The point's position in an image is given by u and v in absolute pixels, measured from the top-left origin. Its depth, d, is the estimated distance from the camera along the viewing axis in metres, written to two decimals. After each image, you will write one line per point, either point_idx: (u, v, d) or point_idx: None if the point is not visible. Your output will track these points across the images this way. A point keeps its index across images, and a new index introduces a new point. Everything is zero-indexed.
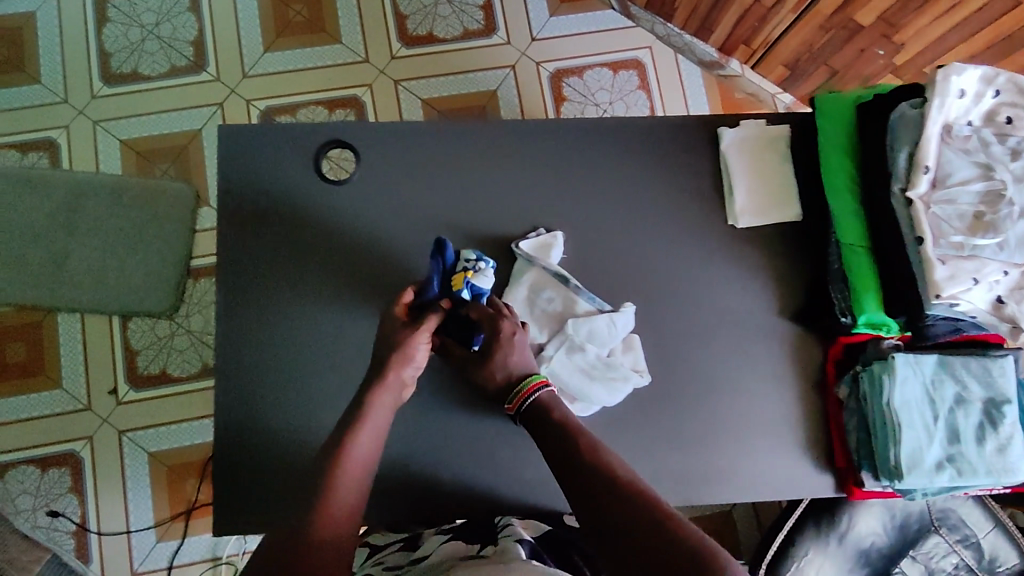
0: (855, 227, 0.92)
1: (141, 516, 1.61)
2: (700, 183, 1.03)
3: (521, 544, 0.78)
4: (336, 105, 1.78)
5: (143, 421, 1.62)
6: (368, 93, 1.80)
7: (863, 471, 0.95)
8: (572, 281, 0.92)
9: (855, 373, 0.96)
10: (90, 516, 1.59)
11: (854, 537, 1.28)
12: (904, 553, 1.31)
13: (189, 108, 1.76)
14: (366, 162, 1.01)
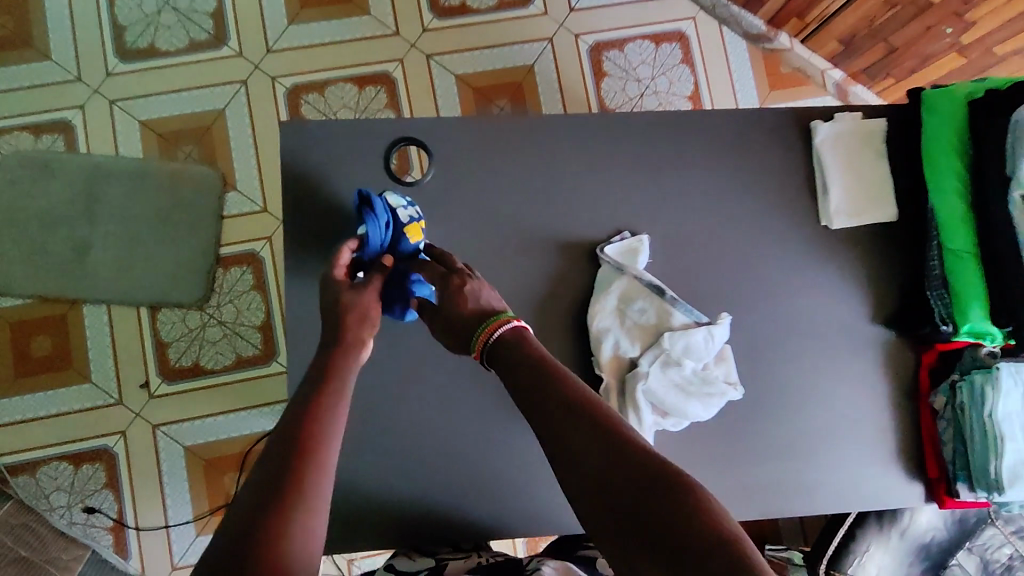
0: (963, 233, 0.88)
1: (181, 510, 1.47)
2: (790, 183, 0.99)
3: None
4: (366, 82, 1.64)
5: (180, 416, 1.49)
6: (400, 68, 1.66)
7: (957, 482, 0.91)
8: (669, 293, 0.88)
9: (952, 382, 0.92)
10: (127, 512, 1.46)
11: (915, 533, 1.24)
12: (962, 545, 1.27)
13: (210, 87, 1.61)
14: (441, 162, 0.94)
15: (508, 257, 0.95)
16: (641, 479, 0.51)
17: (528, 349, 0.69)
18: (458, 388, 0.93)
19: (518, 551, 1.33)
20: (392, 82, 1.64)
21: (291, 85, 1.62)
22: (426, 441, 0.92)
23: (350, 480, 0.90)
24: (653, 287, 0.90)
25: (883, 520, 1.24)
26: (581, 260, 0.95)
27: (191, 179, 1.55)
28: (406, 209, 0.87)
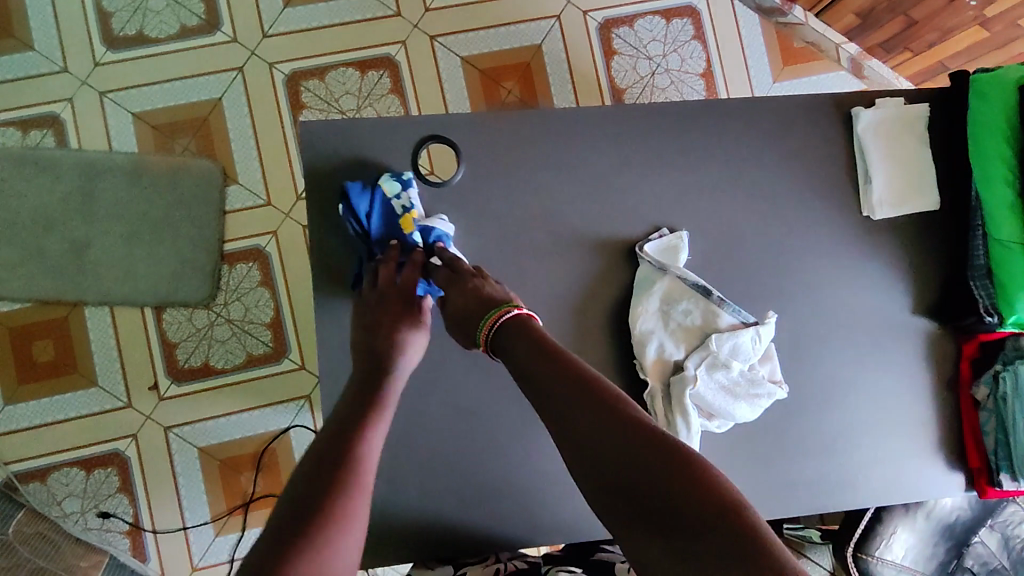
0: (1012, 222, 0.85)
1: (198, 511, 1.44)
2: (827, 171, 0.96)
3: None
4: (367, 66, 1.57)
5: (191, 417, 1.45)
6: (402, 51, 1.59)
7: (999, 472, 0.90)
8: (717, 294, 0.85)
9: (995, 372, 0.90)
10: (143, 516, 1.43)
11: (940, 513, 1.23)
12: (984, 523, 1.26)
13: (205, 75, 1.53)
14: (470, 160, 0.90)
15: (542, 258, 0.91)
16: (649, 462, 0.52)
17: (527, 330, 0.69)
18: (493, 394, 0.90)
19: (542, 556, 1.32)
20: (395, 66, 1.57)
21: (289, 72, 1.55)
22: (462, 448, 0.89)
23: (387, 492, 0.87)
24: (698, 288, 0.87)
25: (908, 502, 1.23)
26: (616, 258, 0.93)
27: (190, 173, 1.49)
28: (399, 197, 0.85)
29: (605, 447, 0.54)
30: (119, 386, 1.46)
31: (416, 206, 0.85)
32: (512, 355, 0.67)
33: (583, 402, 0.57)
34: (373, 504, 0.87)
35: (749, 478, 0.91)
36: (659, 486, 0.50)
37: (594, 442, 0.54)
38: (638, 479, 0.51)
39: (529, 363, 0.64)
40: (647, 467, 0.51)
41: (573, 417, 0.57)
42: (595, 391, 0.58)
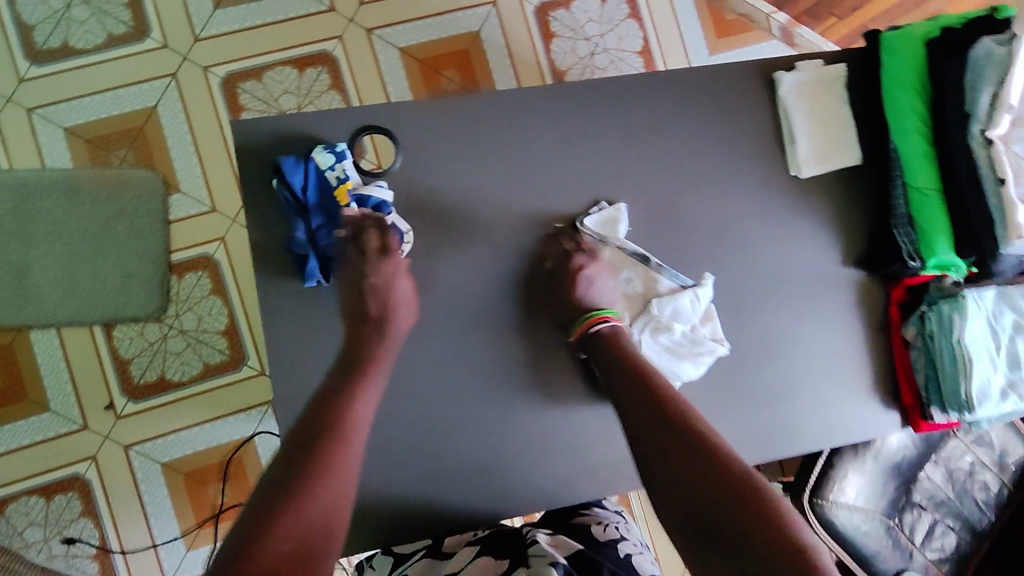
0: (929, 170, 0.90)
1: (166, 527, 1.42)
2: (757, 134, 0.98)
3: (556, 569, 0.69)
4: (304, 63, 1.56)
5: (152, 433, 1.42)
6: (339, 46, 1.58)
7: (931, 407, 0.96)
8: (654, 261, 0.91)
9: (921, 313, 0.96)
10: (110, 537, 1.40)
11: (887, 454, 1.33)
12: (927, 458, 1.37)
13: (138, 84, 1.50)
14: (406, 147, 0.90)
15: (485, 238, 0.92)
16: (708, 473, 0.65)
17: (624, 359, 0.82)
18: (448, 376, 0.90)
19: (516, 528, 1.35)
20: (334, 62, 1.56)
21: (225, 74, 1.53)
22: (420, 433, 0.89)
23: None
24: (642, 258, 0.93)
25: (858, 447, 1.32)
26: (559, 233, 0.94)
27: (129, 185, 1.45)
28: (333, 170, 0.83)
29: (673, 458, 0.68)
30: (73, 408, 1.42)
31: (352, 176, 0.84)
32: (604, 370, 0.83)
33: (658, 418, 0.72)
34: None
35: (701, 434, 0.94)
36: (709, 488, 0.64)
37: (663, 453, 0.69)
38: (695, 491, 0.64)
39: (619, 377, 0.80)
40: (704, 475, 0.65)
41: (652, 426, 0.72)
42: (668, 409, 0.73)
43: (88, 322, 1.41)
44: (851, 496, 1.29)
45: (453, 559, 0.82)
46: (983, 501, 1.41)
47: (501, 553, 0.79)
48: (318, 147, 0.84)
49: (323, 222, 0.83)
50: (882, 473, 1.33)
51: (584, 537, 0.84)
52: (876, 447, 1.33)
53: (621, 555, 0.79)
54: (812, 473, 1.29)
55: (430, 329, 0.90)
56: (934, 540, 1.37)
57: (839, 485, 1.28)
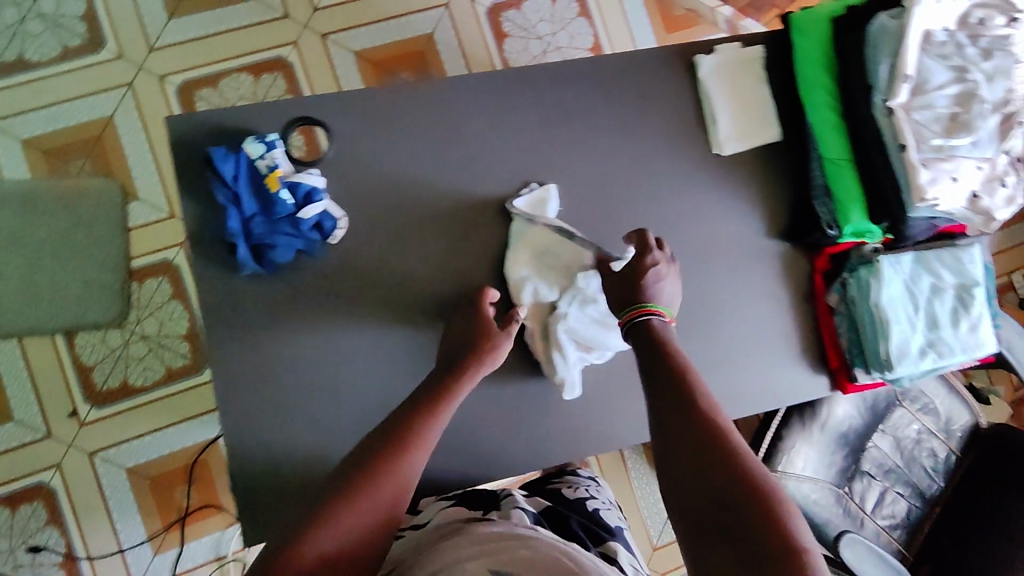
0: (839, 143, 0.94)
1: (133, 531, 1.43)
2: (681, 115, 1.03)
3: (523, 510, 0.79)
4: (260, 69, 1.59)
5: (117, 438, 1.43)
6: (294, 51, 1.62)
7: (855, 369, 1.01)
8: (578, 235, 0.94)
9: (843, 281, 1.01)
10: (77, 543, 1.41)
11: (834, 424, 1.38)
12: (875, 428, 1.43)
13: (96, 93, 1.52)
14: (339, 137, 0.93)
15: (420, 222, 0.96)
16: (724, 488, 0.59)
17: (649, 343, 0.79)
18: (388, 356, 0.93)
19: None
20: (289, 67, 1.59)
21: (182, 82, 1.56)
22: (362, 412, 0.92)
23: (294, 462, 0.90)
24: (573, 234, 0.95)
25: (805, 418, 1.38)
26: (491, 215, 0.98)
27: (88, 194, 1.47)
28: (264, 158, 0.86)
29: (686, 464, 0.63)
30: (36, 417, 1.43)
31: (281, 165, 0.86)
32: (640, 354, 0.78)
33: (684, 414, 0.68)
34: (282, 476, 0.90)
35: (633, 400, 1.00)
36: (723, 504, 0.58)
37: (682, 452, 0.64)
38: (706, 485, 0.60)
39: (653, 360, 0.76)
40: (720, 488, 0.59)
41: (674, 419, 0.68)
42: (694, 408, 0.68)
43: (49, 331, 1.42)
44: (799, 467, 1.35)
45: (426, 510, 0.84)
46: (931, 468, 1.47)
47: (476, 505, 0.82)
48: (249, 138, 0.87)
49: (254, 210, 0.86)
50: (829, 443, 1.38)
51: (553, 494, 0.92)
52: (822, 418, 1.39)
53: (589, 508, 0.89)
54: (762, 446, 1.35)
55: (368, 311, 0.93)
56: (885, 508, 1.43)
57: (788, 456, 1.34)
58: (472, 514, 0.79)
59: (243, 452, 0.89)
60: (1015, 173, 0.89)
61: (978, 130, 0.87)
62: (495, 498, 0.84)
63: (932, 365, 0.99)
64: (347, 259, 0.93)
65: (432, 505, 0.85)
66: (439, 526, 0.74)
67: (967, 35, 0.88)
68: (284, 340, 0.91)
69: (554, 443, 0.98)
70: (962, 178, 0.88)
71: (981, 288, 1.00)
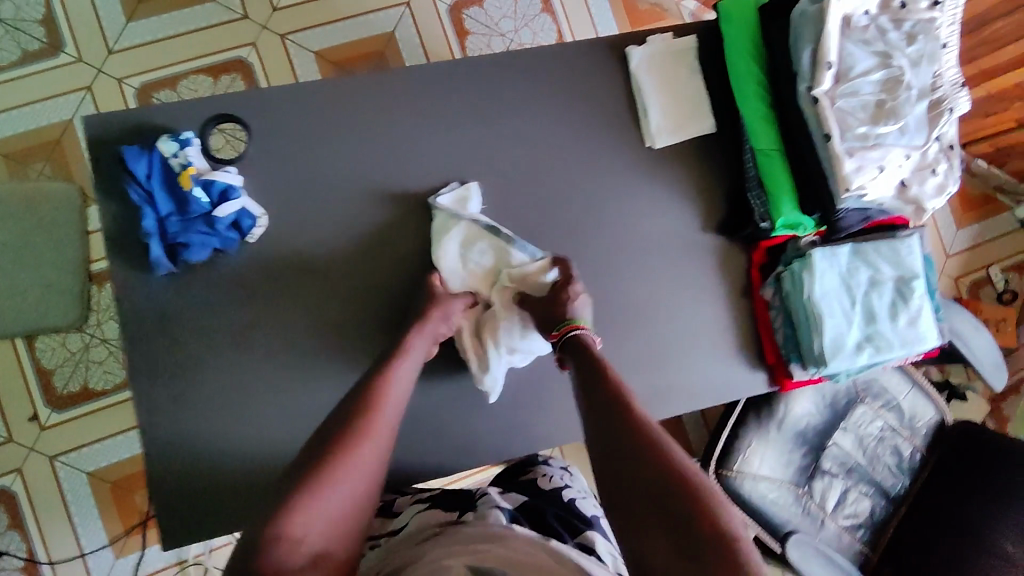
0: (769, 134, 0.91)
1: (95, 535, 1.42)
2: (614, 107, 1.01)
3: (499, 510, 0.78)
4: (219, 71, 1.59)
5: (78, 441, 1.43)
6: (254, 52, 1.61)
7: (791, 364, 0.99)
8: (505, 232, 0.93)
9: (778, 275, 0.99)
10: (38, 547, 1.41)
11: (792, 422, 1.35)
12: (836, 426, 1.40)
13: (57, 96, 1.52)
14: (259, 134, 0.92)
15: (345, 219, 0.95)
16: (677, 502, 0.60)
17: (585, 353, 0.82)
18: (312, 355, 0.93)
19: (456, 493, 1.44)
20: (249, 68, 1.59)
21: (140, 85, 1.56)
22: (286, 413, 0.91)
23: (217, 465, 0.89)
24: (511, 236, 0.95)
25: (761, 416, 1.34)
26: (419, 211, 0.97)
27: (48, 198, 1.43)
28: (178, 156, 0.85)
29: (634, 486, 0.63)
30: None
31: (195, 162, 0.86)
32: (578, 380, 0.79)
33: (630, 435, 0.68)
34: (205, 478, 0.89)
35: (566, 397, 1.00)
36: (677, 524, 0.59)
37: (630, 473, 0.65)
38: (649, 482, 0.63)
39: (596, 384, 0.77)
40: (674, 510, 0.60)
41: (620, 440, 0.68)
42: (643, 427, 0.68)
43: (8, 337, 1.41)
44: (757, 467, 1.33)
45: (402, 514, 0.84)
46: (894, 465, 1.45)
47: (448, 506, 0.83)
48: (164, 136, 0.86)
49: (169, 209, 0.85)
50: (787, 441, 1.35)
51: (529, 488, 0.90)
52: (780, 416, 1.35)
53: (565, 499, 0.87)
54: (718, 446, 1.33)
55: (292, 310, 0.92)
56: (848, 507, 1.41)
57: (745, 456, 1.32)
58: (445, 516, 0.79)
59: (165, 454, 0.88)
60: (946, 159, 0.87)
61: (905, 117, 0.84)
62: (471, 497, 0.84)
63: (870, 360, 0.97)
64: (269, 257, 0.92)
65: (409, 506, 0.85)
66: (416, 533, 0.77)
67: (890, 19, 0.86)
68: (206, 339, 0.90)
69: (485, 440, 0.97)
70: (891, 166, 0.85)
71: (920, 280, 0.98)
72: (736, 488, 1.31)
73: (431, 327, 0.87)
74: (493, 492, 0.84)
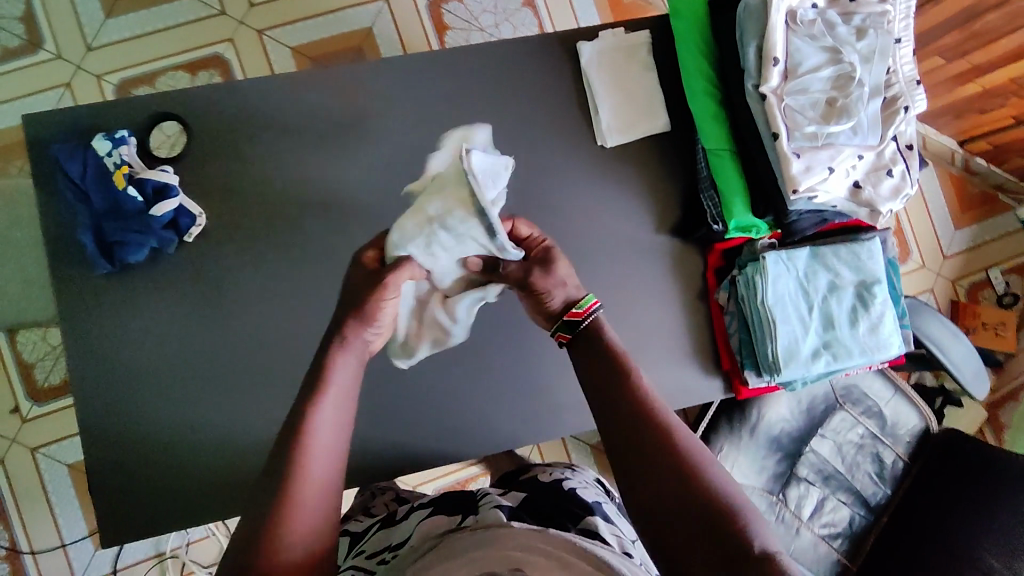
0: (719, 133, 0.88)
1: (76, 525, 1.40)
2: (565, 105, 0.98)
3: (500, 509, 0.75)
4: (197, 67, 1.52)
5: (58, 434, 1.41)
6: (232, 49, 1.53)
7: (746, 370, 0.96)
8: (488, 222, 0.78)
9: (732, 278, 0.96)
10: (20, 537, 1.38)
11: (765, 427, 1.30)
12: (813, 433, 1.34)
13: (40, 92, 1.47)
14: (200, 130, 0.90)
15: (286, 217, 0.92)
16: (716, 527, 0.56)
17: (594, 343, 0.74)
18: (249, 356, 0.90)
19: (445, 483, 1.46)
20: (225, 66, 1.50)
21: (120, 82, 1.49)
22: (221, 416, 0.88)
23: (157, 464, 0.87)
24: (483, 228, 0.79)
25: (733, 422, 1.30)
26: (361, 210, 0.93)
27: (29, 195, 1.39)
28: (110, 156, 0.85)
29: (659, 494, 0.59)
30: None
31: (129, 161, 0.86)
32: (582, 368, 0.72)
33: (652, 436, 0.62)
34: (147, 476, 0.87)
35: (514, 400, 0.97)
36: (713, 532, 0.56)
37: (652, 478, 0.60)
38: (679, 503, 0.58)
39: (602, 373, 0.70)
40: (710, 519, 0.56)
41: (640, 443, 0.62)
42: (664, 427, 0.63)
43: None
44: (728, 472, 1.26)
45: (404, 521, 0.81)
46: (874, 473, 1.37)
47: (454, 511, 0.79)
48: (98, 134, 0.87)
49: (104, 206, 0.85)
50: (760, 446, 1.29)
51: (530, 485, 0.91)
52: (753, 421, 1.30)
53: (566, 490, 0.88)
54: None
55: (232, 308, 0.90)
56: (824, 516, 1.33)
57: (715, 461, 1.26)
58: (448, 523, 0.74)
59: (103, 454, 0.86)
60: (904, 160, 0.84)
61: (857, 115, 0.80)
62: (471, 500, 0.82)
63: (827, 368, 0.93)
64: (207, 256, 0.89)
65: (410, 515, 0.82)
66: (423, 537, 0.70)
67: (838, 13, 0.83)
68: (141, 340, 0.88)
69: (429, 444, 0.95)
70: (842, 167, 0.82)
71: (881, 286, 0.94)
72: None
73: (359, 333, 0.77)
74: (496, 494, 0.83)
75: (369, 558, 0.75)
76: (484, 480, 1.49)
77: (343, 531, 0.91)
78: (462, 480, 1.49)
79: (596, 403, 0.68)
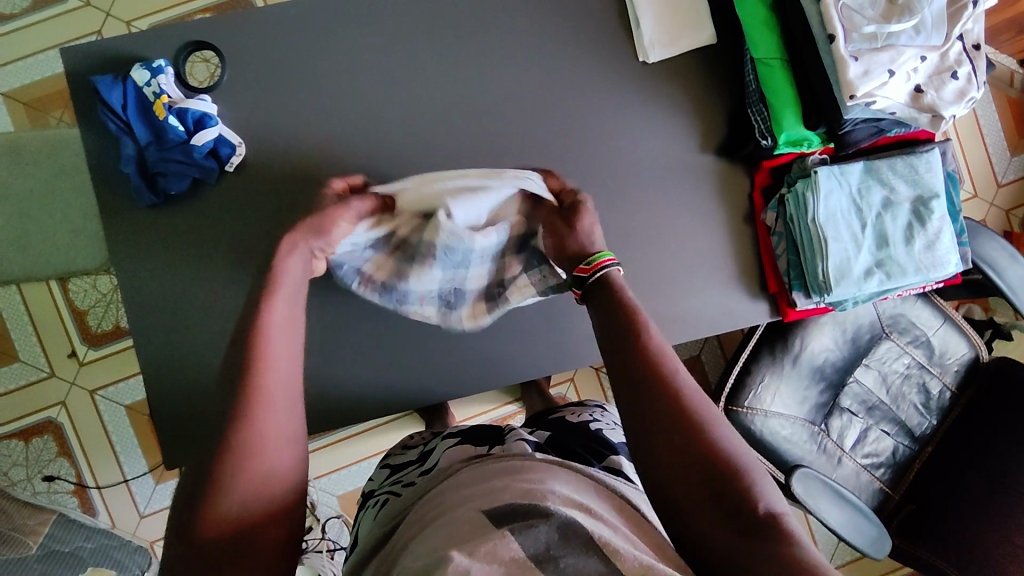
0: (768, 40, 0.86)
1: (136, 461, 1.46)
2: (603, 20, 0.95)
3: (526, 440, 0.81)
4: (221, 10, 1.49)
5: (115, 377, 1.46)
6: None
7: (795, 292, 0.95)
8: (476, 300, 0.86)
9: (780, 197, 0.94)
10: (85, 472, 1.45)
11: (808, 358, 1.16)
12: (857, 362, 1.21)
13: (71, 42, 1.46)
14: (234, 60, 0.89)
15: (321, 147, 0.91)
16: (720, 486, 0.56)
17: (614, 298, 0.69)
18: None
19: (487, 417, 1.50)
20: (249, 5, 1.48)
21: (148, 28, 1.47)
22: None
23: (208, 393, 0.89)
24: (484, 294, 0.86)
25: (775, 351, 1.16)
26: (397, 139, 0.92)
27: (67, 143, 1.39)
28: (149, 85, 0.85)
29: (672, 468, 0.58)
30: (41, 358, 1.46)
31: (168, 91, 0.86)
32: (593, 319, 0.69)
33: (653, 386, 0.61)
34: (198, 402, 0.89)
35: (539, 330, 0.96)
36: (715, 490, 0.56)
37: (659, 444, 0.59)
38: (689, 461, 0.58)
39: (619, 335, 0.65)
40: (719, 487, 0.56)
41: (642, 401, 0.61)
42: (668, 379, 0.61)
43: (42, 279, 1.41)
44: (770, 403, 1.15)
45: (436, 449, 0.86)
46: (920, 403, 1.26)
47: (479, 441, 0.83)
48: (136, 65, 0.87)
49: (146, 136, 0.86)
50: (802, 377, 1.16)
51: (557, 423, 0.96)
52: (795, 350, 1.17)
53: (592, 429, 0.92)
54: (729, 378, 1.16)
55: (269, 240, 0.90)
56: (867, 446, 1.24)
57: (757, 392, 1.14)
58: (475, 451, 0.78)
59: (161, 381, 0.88)
60: (969, 61, 0.84)
61: (920, 13, 0.80)
62: (497, 433, 0.86)
63: (881, 287, 0.92)
64: (246, 188, 0.90)
65: (441, 443, 0.87)
66: (443, 468, 0.75)
67: None
68: (190, 272, 0.89)
69: (471, 371, 0.95)
70: (903, 70, 0.82)
71: (939, 201, 0.92)
72: (751, 429, 1.15)
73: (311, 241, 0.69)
74: (520, 428, 0.88)
75: (403, 483, 0.81)
76: (521, 417, 1.51)
77: (382, 462, 0.96)
78: (500, 418, 1.51)
79: (608, 358, 0.66)
